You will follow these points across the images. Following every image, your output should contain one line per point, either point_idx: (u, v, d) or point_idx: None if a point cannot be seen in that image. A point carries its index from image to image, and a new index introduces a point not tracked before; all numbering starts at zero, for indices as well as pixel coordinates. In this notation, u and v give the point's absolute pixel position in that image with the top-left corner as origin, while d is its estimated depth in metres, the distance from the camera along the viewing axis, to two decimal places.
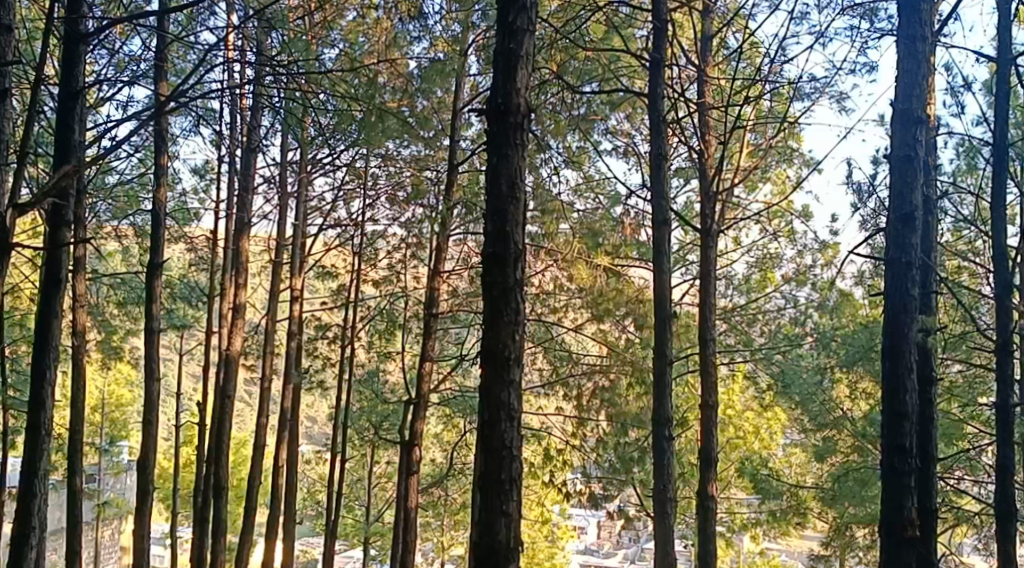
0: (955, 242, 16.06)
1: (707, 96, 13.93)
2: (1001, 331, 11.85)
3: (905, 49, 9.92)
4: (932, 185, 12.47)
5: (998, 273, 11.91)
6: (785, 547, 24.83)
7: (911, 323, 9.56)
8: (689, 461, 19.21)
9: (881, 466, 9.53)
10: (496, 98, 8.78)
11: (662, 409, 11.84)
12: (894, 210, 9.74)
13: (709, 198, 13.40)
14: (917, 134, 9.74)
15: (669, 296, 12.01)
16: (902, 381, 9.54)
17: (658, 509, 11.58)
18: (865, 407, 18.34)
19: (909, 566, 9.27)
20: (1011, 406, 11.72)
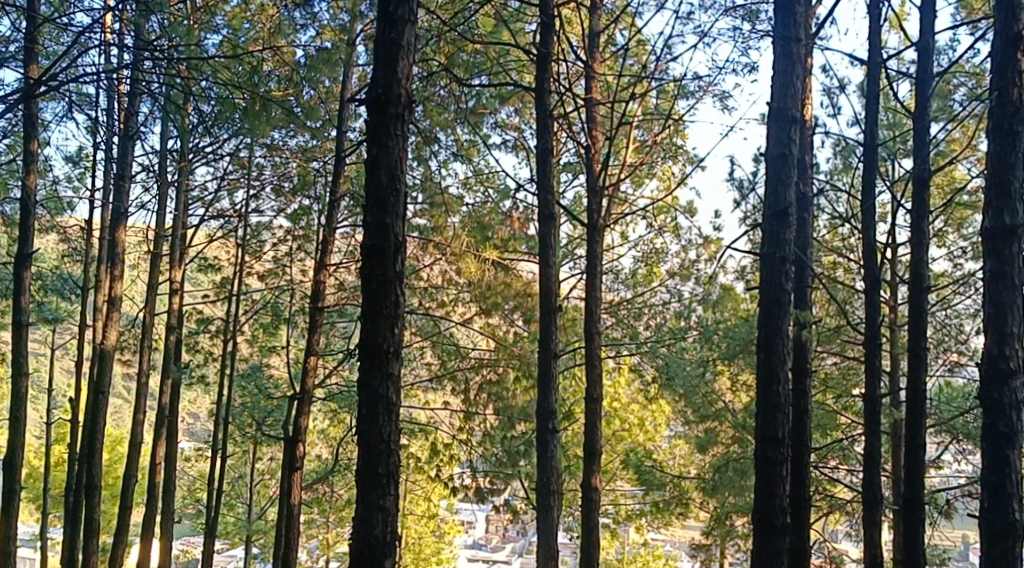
0: (831, 239, 16.61)
1: (595, 92, 14.11)
2: (871, 325, 12.40)
3: (781, 50, 10.17)
4: (808, 184, 12.85)
5: (869, 268, 12.51)
6: (667, 537, 25.34)
7: (785, 317, 9.83)
8: (574, 453, 19.41)
9: (755, 455, 9.78)
10: (377, 88, 8.69)
11: (546, 402, 11.91)
12: (769, 206, 10.00)
13: (596, 193, 13.50)
14: (793, 133, 10.01)
15: (555, 290, 12.09)
16: (776, 373, 9.82)
17: (542, 503, 11.68)
18: (745, 398, 18.81)
19: (779, 553, 9.56)
20: (879, 397, 12.21)
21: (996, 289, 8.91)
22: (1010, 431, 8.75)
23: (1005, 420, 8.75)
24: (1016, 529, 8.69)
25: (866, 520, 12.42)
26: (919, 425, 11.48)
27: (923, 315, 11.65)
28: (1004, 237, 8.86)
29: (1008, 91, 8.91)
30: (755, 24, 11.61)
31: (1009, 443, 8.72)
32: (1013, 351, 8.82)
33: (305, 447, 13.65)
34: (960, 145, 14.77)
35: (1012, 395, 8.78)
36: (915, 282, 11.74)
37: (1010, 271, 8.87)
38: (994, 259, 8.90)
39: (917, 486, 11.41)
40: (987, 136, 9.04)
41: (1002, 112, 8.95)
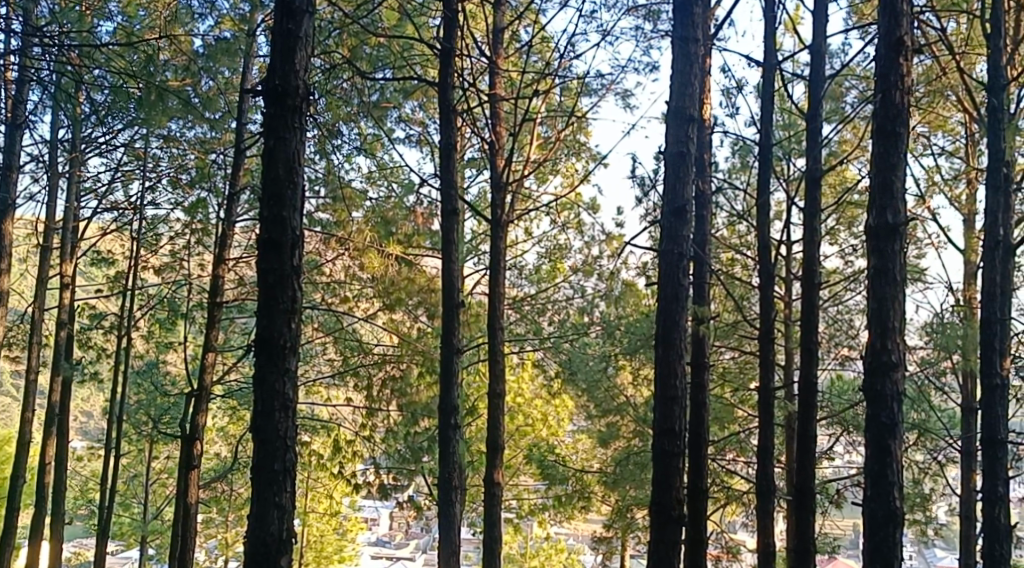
0: (729, 236, 16.97)
1: (499, 89, 14.14)
2: (765, 320, 12.78)
3: (679, 50, 10.34)
4: (706, 182, 13.10)
5: (763, 264, 12.89)
6: (570, 530, 25.56)
7: (682, 312, 10.01)
8: (478, 448, 19.44)
9: (652, 448, 9.92)
10: (273, 79, 8.58)
11: (448, 397, 11.89)
12: (667, 203, 10.17)
13: (499, 189, 13.53)
14: (691, 132, 10.18)
15: (458, 286, 12.06)
16: (674, 367, 9.99)
17: (443, 498, 11.68)
18: (646, 393, 19.08)
19: (676, 543, 9.73)
20: (773, 390, 12.54)
21: (879, 285, 9.20)
22: (891, 422, 9.05)
23: (887, 411, 9.05)
24: (897, 517, 9.00)
25: (759, 510, 12.75)
26: (810, 417, 11.84)
27: (814, 310, 12.01)
28: (886, 234, 9.16)
29: (891, 93, 9.23)
30: (655, 24, 11.77)
31: (890, 434, 9.02)
32: (895, 345, 9.13)
33: (202, 446, 13.40)
34: (851, 145, 15.27)
35: (894, 387, 9.08)
36: (807, 278, 12.12)
37: (892, 268, 9.16)
38: (878, 256, 9.19)
39: (808, 477, 11.77)
40: (871, 137, 9.33)
41: (884, 114, 9.26)
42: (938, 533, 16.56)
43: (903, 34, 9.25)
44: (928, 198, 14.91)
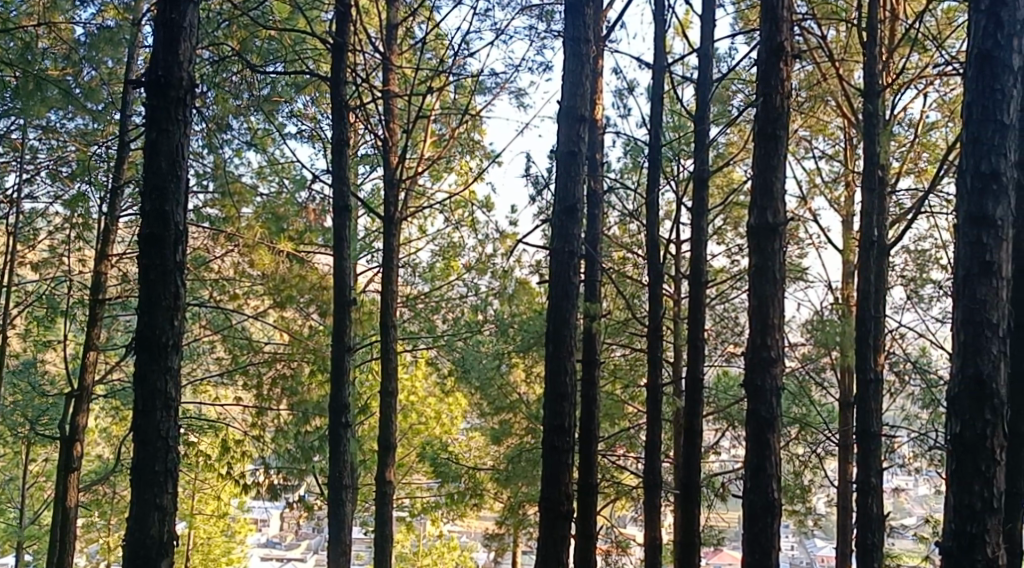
0: (621, 235, 17.21)
1: (393, 85, 14.04)
2: (654, 318, 13.01)
3: (570, 50, 10.43)
4: (598, 181, 13.28)
5: (653, 263, 13.13)
6: (463, 528, 25.62)
7: (572, 309, 10.12)
8: (370, 447, 19.30)
9: (542, 445, 10.02)
10: (156, 69, 8.43)
11: (340, 396, 11.73)
12: (557, 201, 10.28)
13: (392, 186, 13.44)
14: (582, 132, 10.28)
15: (350, 283, 11.92)
16: (563, 363, 10.09)
17: (333, 498, 11.55)
18: (539, 391, 19.20)
19: (564, 538, 9.87)
20: (661, 387, 12.79)
21: (758, 283, 9.44)
22: (771, 416, 9.30)
23: (766, 405, 9.29)
24: (775, 508, 9.27)
25: (647, 504, 12.96)
26: (696, 413, 12.11)
27: (701, 308, 12.27)
28: (767, 234, 9.41)
29: (772, 97, 9.47)
30: (549, 24, 11.82)
31: (769, 428, 9.27)
32: (774, 341, 9.39)
33: (82, 447, 13.07)
34: (737, 147, 15.66)
35: (772, 382, 9.35)
36: (694, 276, 12.37)
37: (771, 267, 9.41)
38: (759, 255, 9.43)
39: (694, 471, 12.02)
40: (752, 140, 9.57)
41: (765, 117, 9.50)
42: (818, 524, 17.13)
43: (783, 40, 9.51)
44: (810, 199, 15.39)
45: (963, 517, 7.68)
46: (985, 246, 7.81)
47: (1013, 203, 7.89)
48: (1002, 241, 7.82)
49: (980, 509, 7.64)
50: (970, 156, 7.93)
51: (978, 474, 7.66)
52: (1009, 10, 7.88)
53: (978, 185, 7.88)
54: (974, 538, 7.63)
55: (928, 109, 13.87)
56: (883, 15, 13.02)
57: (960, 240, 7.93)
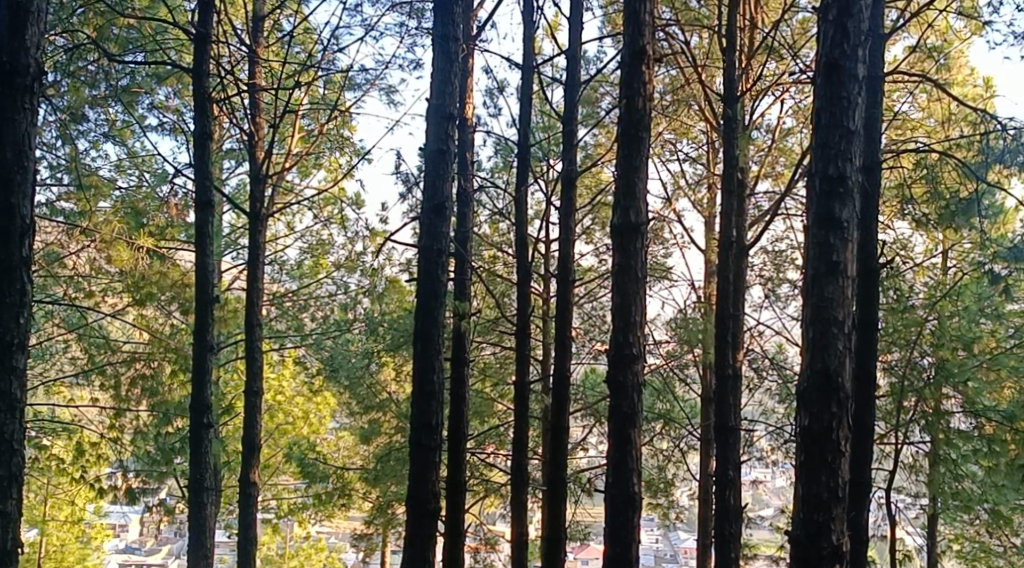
0: (492, 234, 17.28)
1: (259, 79, 13.75)
2: (522, 316, 13.12)
3: (439, 48, 10.39)
4: (468, 180, 13.30)
5: (521, 261, 13.23)
6: (332, 529, 25.29)
7: (440, 308, 10.16)
8: (235, 448, 18.87)
9: (409, 443, 10.02)
10: (0, 57, 8.25)
11: (201, 396, 11.42)
12: (425, 200, 10.28)
13: (258, 181, 13.14)
14: (450, 130, 10.29)
15: (213, 280, 11.58)
16: (431, 362, 10.11)
17: (194, 499, 11.26)
18: (408, 390, 19.09)
19: (431, 536, 9.94)
20: (528, 384, 12.91)
21: (621, 281, 9.63)
22: (631, 411, 9.52)
23: (627, 401, 9.51)
24: (635, 501, 9.53)
25: (513, 500, 13.04)
26: (562, 409, 12.30)
27: (568, 306, 12.41)
28: (629, 234, 9.59)
29: (635, 100, 9.66)
30: (420, 21, 11.73)
31: (630, 423, 9.50)
32: (636, 338, 9.60)
33: None
34: (604, 148, 15.91)
35: (634, 378, 9.56)
36: (561, 274, 12.50)
37: (633, 266, 9.62)
38: (621, 254, 9.62)
39: (559, 468, 12.15)
40: (616, 141, 9.73)
41: (628, 119, 9.67)
42: (681, 517, 17.52)
43: (645, 44, 9.71)
44: (674, 200, 15.73)
45: (811, 505, 7.99)
46: (832, 247, 8.13)
47: (858, 206, 8.23)
48: (848, 241, 8.14)
49: (826, 498, 7.96)
50: (818, 160, 8.24)
51: (824, 465, 7.97)
52: (854, 21, 8.20)
53: (826, 188, 8.19)
54: (821, 526, 7.95)
55: (785, 116, 14.33)
56: (742, 23, 13.42)
57: (809, 241, 8.24)
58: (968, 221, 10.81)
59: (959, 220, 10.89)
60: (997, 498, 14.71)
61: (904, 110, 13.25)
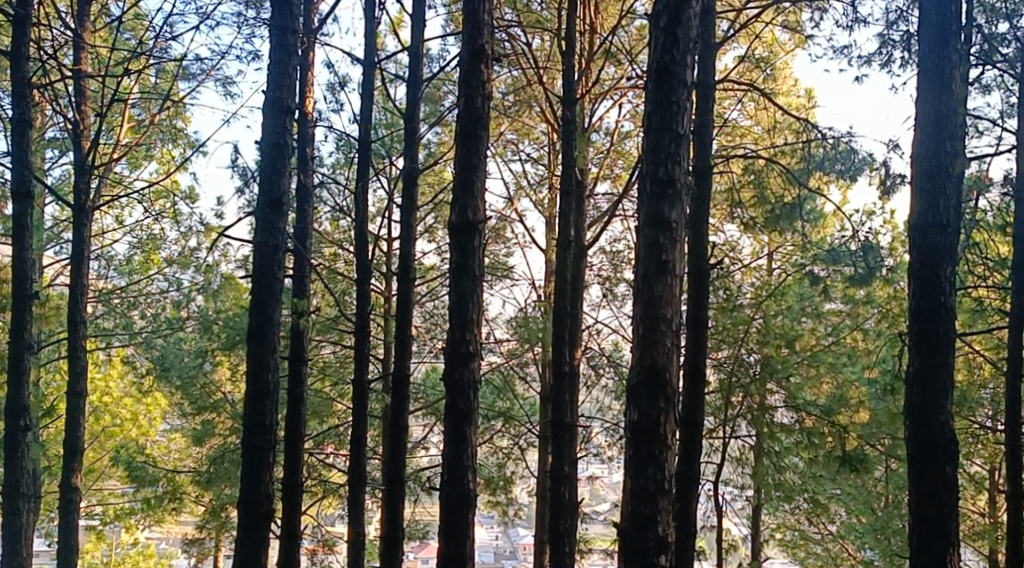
0: (332, 231, 17.03)
1: (86, 65, 13.13)
2: (361, 314, 12.97)
3: (276, 40, 10.14)
4: (307, 175, 13.06)
5: (361, 258, 13.08)
6: (163, 534, 24.40)
7: (276, 306, 9.95)
8: (57, 452, 17.97)
9: (242, 443, 9.79)
10: None
11: (18, 398, 10.77)
12: (261, 194, 10.04)
13: (83, 172, 12.51)
14: (287, 123, 10.07)
15: (32, 276, 10.90)
16: (266, 360, 9.89)
17: (8, 507, 10.62)
18: (244, 389, 18.61)
19: (263, 539, 9.73)
20: (366, 382, 12.78)
21: (459, 279, 9.63)
22: (467, 409, 9.54)
23: (463, 399, 9.53)
24: (470, 498, 9.56)
25: (350, 501, 12.88)
26: (403, 407, 12.21)
27: (409, 304, 12.35)
28: (467, 231, 9.61)
29: (473, 98, 9.68)
30: (258, 11, 11.41)
31: (466, 421, 9.52)
32: (472, 335, 9.62)
33: None
34: (447, 147, 15.92)
35: (470, 376, 9.58)
36: (402, 273, 12.41)
37: (471, 263, 9.64)
38: (459, 251, 9.63)
39: (399, 466, 12.09)
40: (454, 139, 9.74)
41: (467, 117, 9.70)
42: (520, 513, 17.69)
43: (484, 44, 9.75)
44: (516, 200, 15.87)
45: (638, 498, 8.17)
46: (661, 247, 8.34)
47: (686, 206, 8.47)
48: (676, 241, 8.37)
49: (653, 491, 8.16)
50: (649, 162, 8.44)
51: (651, 459, 8.18)
52: (683, 28, 8.44)
53: (656, 190, 8.40)
54: (647, 518, 8.14)
55: (623, 119, 14.67)
56: (582, 27, 13.64)
57: (640, 241, 8.43)
58: (791, 225, 11.35)
59: (783, 224, 11.42)
60: (816, 487, 15.50)
61: (733, 118, 13.78)
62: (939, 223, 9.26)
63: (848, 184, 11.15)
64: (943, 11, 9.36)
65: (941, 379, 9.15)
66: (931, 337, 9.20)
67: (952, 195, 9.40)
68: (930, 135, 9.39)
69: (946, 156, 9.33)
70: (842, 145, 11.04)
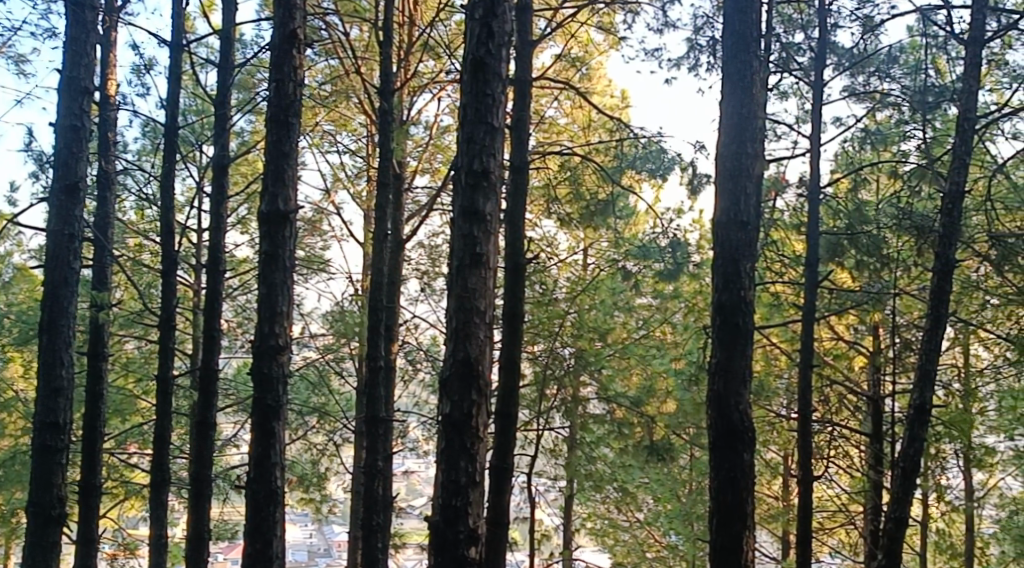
0: (137, 221, 16.31)
1: None
2: (166, 307, 12.45)
3: (74, 17, 9.57)
4: (109, 160, 12.41)
5: (166, 249, 12.52)
6: None
7: (71, 298, 9.40)
8: None
9: (32, 444, 9.25)
10: None
11: None
12: (55, 180, 9.46)
13: None
14: (85, 105, 9.52)
15: None
16: (59, 356, 9.35)
17: None
18: (39, 387, 17.59)
19: (54, 544, 9.20)
20: (171, 378, 12.27)
21: (269, 271, 9.36)
22: (276, 404, 9.30)
23: (272, 394, 9.28)
24: (277, 496, 9.32)
25: (152, 502, 12.35)
26: (210, 404, 11.78)
27: (218, 297, 11.91)
28: (277, 222, 9.35)
29: (284, 84, 9.42)
30: None
31: (274, 416, 9.28)
32: (282, 329, 9.37)
33: None
34: (260, 137, 15.48)
35: (279, 370, 9.34)
36: (211, 265, 11.94)
37: (281, 254, 9.38)
38: (268, 242, 9.35)
39: (205, 465, 11.69)
40: (265, 125, 9.45)
41: (277, 103, 9.43)
42: (333, 510, 17.40)
43: (297, 27, 9.49)
44: (332, 192, 15.60)
45: (449, 491, 8.13)
46: (475, 239, 8.33)
47: (500, 200, 8.48)
48: (489, 235, 8.37)
49: (463, 483, 8.14)
50: (464, 154, 8.40)
51: (463, 451, 8.15)
52: (498, 22, 8.45)
53: (471, 181, 8.36)
54: (458, 511, 8.12)
55: (442, 114, 14.63)
56: (401, 19, 13.50)
57: (454, 233, 8.38)
58: (605, 221, 11.62)
59: (597, 220, 11.65)
60: (625, 477, 15.91)
61: (550, 115, 13.92)
62: (739, 221, 9.60)
63: (659, 183, 11.43)
64: (744, 19, 9.73)
65: (739, 369, 9.51)
66: (731, 330, 9.54)
67: (753, 195, 9.78)
68: (734, 136, 9.75)
69: (747, 157, 9.70)
70: (653, 145, 11.31)
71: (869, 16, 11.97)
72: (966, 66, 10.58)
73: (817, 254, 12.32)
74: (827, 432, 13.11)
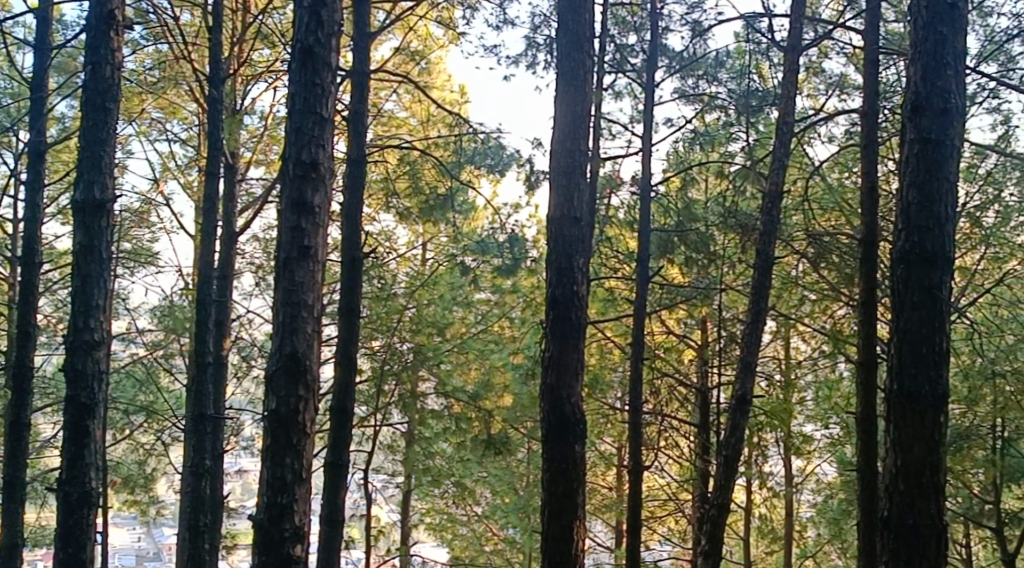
0: None
1: None
2: None
3: None
4: None
5: None
6: None
7: None
8: None
9: None
10: None
11: None
12: None
13: None
14: None
15: None
16: None
17: None
18: None
19: None
20: None
21: (85, 262, 8.95)
22: (91, 402, 8.91)
23: (86, 391, 8.89)
24: (91, 498, 8.92)
25: None
26: (25, 403, 11.17)
27: (33, 290, 11.30)
28: (93, 211, 8.96)
29: (101, 66, 9.02)
30: None
31: (89, 414, 8.88)
32: (98, 322, 8.98)
33: None
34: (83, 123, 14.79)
35: (95, 367, 8.94)
36: (25, 256, 11.32)
37: (98, 245, 8.99)
38: (84, 232, 8.94)
39: (18, 467, 11.08)
40: (81, 111, 9.02)
41: (94, 87, 9.02)
42: (161, 511, 16.78)
43: (115, 8, 9.08)
44: (161, 182, 14.85)
45: (275, 489, 7.96)
46: (303, 232, 8.14)
47: (330, 192, 8.33)
48: (317, 227, 8.20)
49: (289, 480, 7.98)
50: (292, 144, 8.21)
51: (289, 447, 7.99)
52: (328, 10, 8.29)
53: (299, 172, 8.18)
54: (283, 508, 7.96)
55: (277, 103, 14.26)
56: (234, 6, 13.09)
57: (282, 225, 8.18)
58: (443, 216, 11.56)
59: (436, 214, 11.58)
60: (462, 471, 15.91)
61: (389, 108, 13.77)
62: (572, 217, 9.71)
63: (496, 178, 11.47)
64: (578, 18, 9.86)
65: (572, 362, 9.63)
66: (564, 325, 9.64)
67: (585, 192, 9.91)
68: (567, 133, 9.86)
69: (580, 154, 9.82)
70: (491, 140, 11.32)
71: (698, 21, 12.32)
72: (787, 73, 11.00)
73: (649, 250, 12.60)
74: (657, 423, 13.44)
